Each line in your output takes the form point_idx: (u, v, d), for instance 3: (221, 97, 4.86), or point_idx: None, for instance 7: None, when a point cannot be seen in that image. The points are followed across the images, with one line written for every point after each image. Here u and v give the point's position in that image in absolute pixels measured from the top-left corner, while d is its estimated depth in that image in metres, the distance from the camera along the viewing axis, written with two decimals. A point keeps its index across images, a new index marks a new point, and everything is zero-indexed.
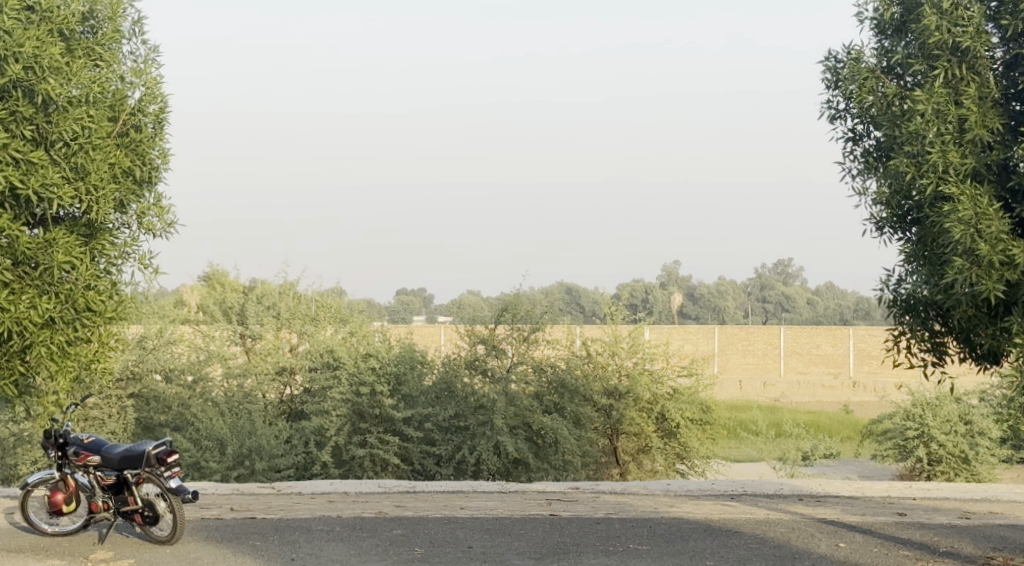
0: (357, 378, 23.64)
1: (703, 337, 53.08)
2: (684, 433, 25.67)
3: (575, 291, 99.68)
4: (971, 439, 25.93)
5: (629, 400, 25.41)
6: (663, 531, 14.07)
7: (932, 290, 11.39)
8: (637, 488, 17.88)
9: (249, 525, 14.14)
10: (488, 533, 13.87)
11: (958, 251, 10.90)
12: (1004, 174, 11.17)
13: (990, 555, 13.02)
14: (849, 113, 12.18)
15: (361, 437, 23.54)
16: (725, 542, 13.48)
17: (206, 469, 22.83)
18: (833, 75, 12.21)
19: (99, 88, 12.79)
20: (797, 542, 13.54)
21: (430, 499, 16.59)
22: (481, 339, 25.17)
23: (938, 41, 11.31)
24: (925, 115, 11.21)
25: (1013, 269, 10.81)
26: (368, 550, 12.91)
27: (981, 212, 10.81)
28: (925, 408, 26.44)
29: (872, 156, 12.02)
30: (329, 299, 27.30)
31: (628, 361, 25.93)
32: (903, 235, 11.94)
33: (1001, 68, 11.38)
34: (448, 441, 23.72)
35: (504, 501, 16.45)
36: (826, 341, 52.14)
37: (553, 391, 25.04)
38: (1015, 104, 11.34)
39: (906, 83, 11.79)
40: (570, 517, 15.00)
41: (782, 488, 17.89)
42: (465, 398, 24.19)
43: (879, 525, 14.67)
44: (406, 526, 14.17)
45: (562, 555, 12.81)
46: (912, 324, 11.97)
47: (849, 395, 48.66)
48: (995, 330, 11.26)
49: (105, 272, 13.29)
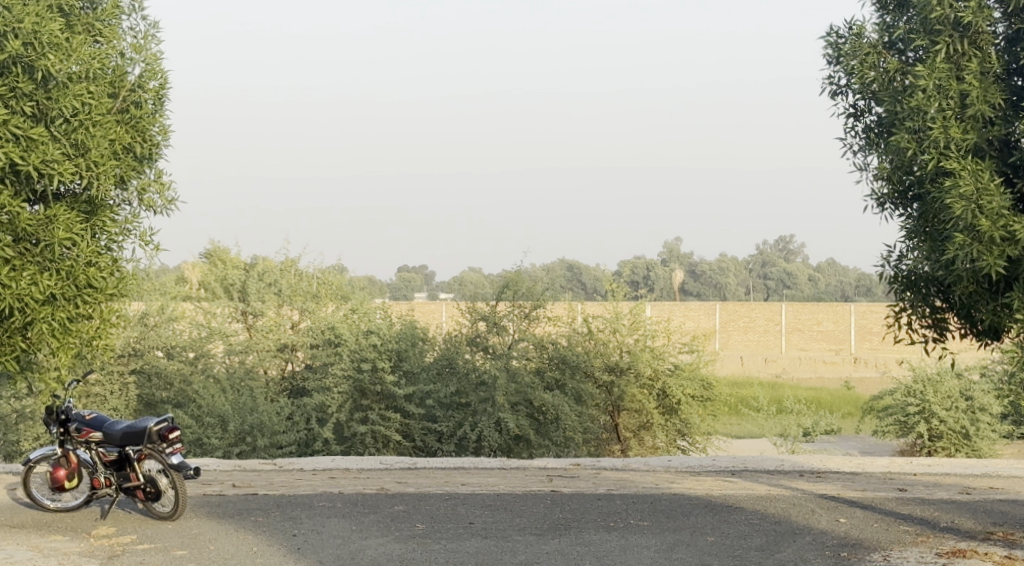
0: (358, 354, 23.71)
1: (704, 314, 53.21)
2: (686, 409, 25.64)
3: (575, 269, 99.26)
4: (971, 415, 25.99)
5: (630, 376, 25.47)
6: (665, 507, 14.12)
7: (932, 266, 11.39)
8: (639, 464, 17.91)
9: (251, 501, 14.18)
10: (489, 509, 13.90)
11: (959, 227, 10.87)
12: (1006, 149, 11.16)
13: (990, 531, 13.04)
14: (850, 88, 12.14)
15: (363, 414, 23.62)
16: (726, 518, 13.53)
17: (208, 446, 23.00)
18: (834, 51, 12.13)
19: (106, 66, 12.78)
20: (799, 518, 13.55)
21: (431, 475, 16.65)
22: (482, 316, 25.31)
23: (939, 16, 11.26)
24: (926, 90, 11.18)
25: (1014, 245, 10.76)
26: (370, 526, 12.96)
27: (983, 187, 10.77)
28: (926, 384, 26.37)
29: (873, 132, 12.00)
30: (330, 277, 27.19)
31: (629, 338, 25.89)
32: (905, 211, 11.94)
33: (1002, 43, 11.33)
34: (449, 417, 23.71)
35: (505, 477, 16.49)
36: (828, 318, 52.13)
37: (554, 366, 25.19)
38: (1017, 79, 11.32)
39: (907, 59, 11.78)
40: (572, 493, 15.01)
41: (782, 464, 17.95)
42: (466, 374, 24.27)
43: (880, 501, 14.72)
44: (408, 502, 14.22)
45: (563, 531, 12.83)
46: (912, 300, 11.97)
47: (850, 370, 48.71)
48: (995, 306, 11.25)
49: (107, 248, 13.30)
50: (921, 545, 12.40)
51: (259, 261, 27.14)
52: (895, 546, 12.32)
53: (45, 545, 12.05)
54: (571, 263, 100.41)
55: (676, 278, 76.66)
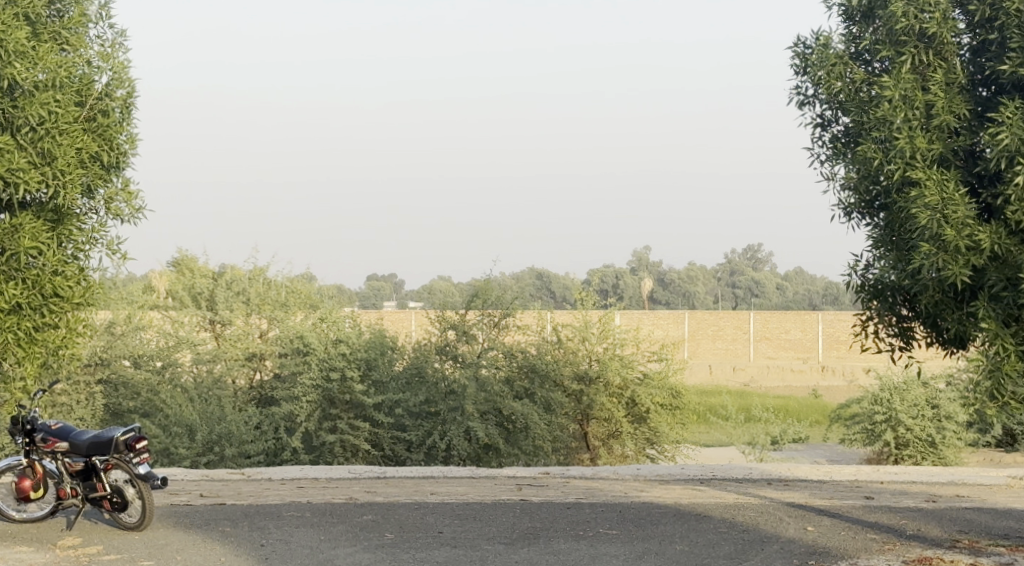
0: (327, 363, 23.53)
1: (674, 323, 53.39)
2: (654, 418, 25.75)
3: (545, 278, 99.42)
4: (938, 424, 26.13)
5: (600, 385, 25.51)
6: (634, 515, 14.15)
7: (899, 275, 11.45)
8: (608, 473, 17.95)
9: (218, 511, 14.12)
10: (458, 518, 13.89)
11: (925, 236, 10.89)
12: (971, 159, 11.25)
13: (956, 538, 13.14)
14: (817, 99, 12.21)
15: (332, 423, 23.43)
16: (695, 526, 13.58)
17: (176, 456, 22.85)
18: (802, 61, 12.21)
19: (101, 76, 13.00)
20: (766, 526, 13.63)
21: (400, 484, 16.63)
22: (452, 325, 25.17)
23: (904, 27, 11.35)
24: (893, 101, 11.23)
25: (979, 254, 10.81)
26: (338, 535, 12.92)
27: (948, 197, 10.81)
28: (893, 392, 26.51)
29: (840, 141, 12.08)
30: (299, 286, 27.08)
31: (598, 346, 26.01)
32: (871, 220, 12.02)
33: (967, 54, 11.44)
34: (418, 426, 23.68)
35: (474, 486, 16.47)
36: (796, 327, 52.41)
37: (524, 375, 25.22)
38: (982, 90, 11.41)
39: (873, 69, 11.87)
40: (541, 501, 15.02)
41: (750, 473, 18.02)
42: (434, 383, 24.27)
43: (847, 509, 14.80)
44: (377, 512, 14.18)
45: (532, 539, 12.83)
46: (879, 309, 12.05)
47: (818, 379, 49.00)
48: (961, 314, 11.31)
49: (73, 257, 13.22)
50: (888, 552, 12.48)
51: (228, 269, 27.07)
52: (862, 553, 12.40)
53: (10, 556, 11.95)
54: (540, 272, 100.53)
55: (647, 284, 76.71)
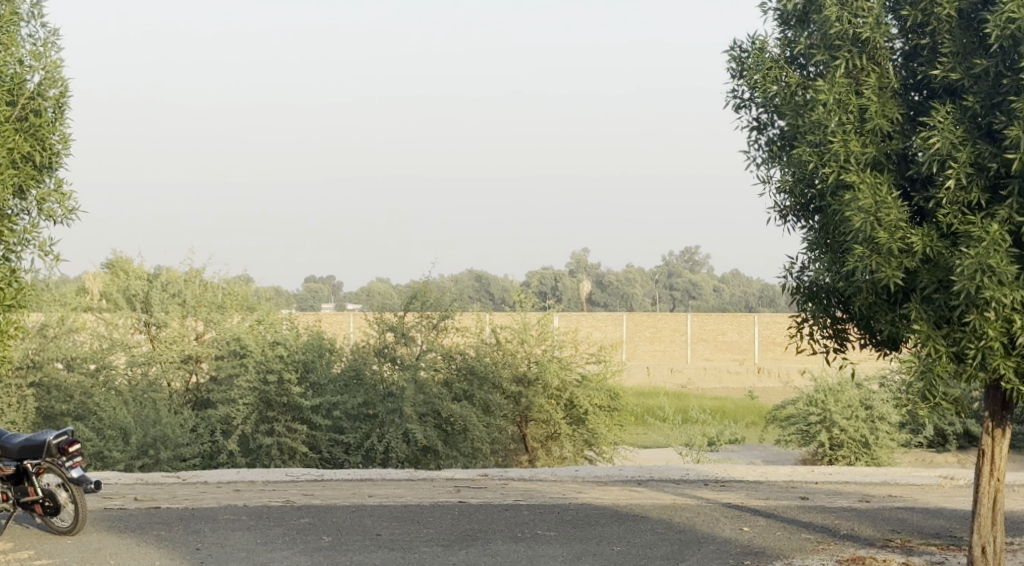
0: (264, 365, 23.31)
1: (612, 325, 53.60)
2: (593, 419, 25.82)
3: (484, 280, 99.43)
4: (871, 424, 26.44)
5: (538, 387, 25.57)
6: (572, 516, 14.19)
7: (834, 278, 11.59)
8: (546, 474, 17.98)
9: (153, 514, 13.97)
10: (396, 520, 13.85)
11: (859, 239, 11.02)
12: (903, 163, 11.40)
13: (889, 538, 13.31)
14: (753, 102, 12.31)
15: (269, 426, 23.24)
16: (632, 527, 13.64)
17: (110, 459, 22.59)
18: (738, 65, 12.30)
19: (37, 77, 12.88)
20: (703, 527, 13.72)
21: (338, 487, 16.56)
22: (390, 327, 25.04)
23: (838, 31, 11.46)
24: (827, 104, 11.31)
25: (911, 256, 10.95)
26: (275, 538, 12.84)
27: (881, 200, 10.94)
28: (828, 394, 26.79)
29: (776, 145, 12.20)
30: (236, 287, 26.79)
31: (537, 348, 26.08)
32: (807, 223, 12.17)
33: (900, 59, 11.61)
34: (356, 428, 23.65)
35: (412, 488, 16.43)
36: (733, 329, 52.81)
37: (462, 377, 25.19)
38: (914, 94, 11.58)
39: (808, 73, 12.00)
40: (479, 503, 15.01)
41: (687, 474, 18.13)
42: (373, 385, 24.20)
43: (782, 509, 14.94)
44: (314, 514, 14.10)
45: (470, 541, 12.83)
46: (814, 311, 12.20)
47: (754, 381, 49.40)
48: (894, 316, 11.45)
49: (4, 259, 13.03)
50: (822, 552, 12.62)
51: (163, 271, 26.73)
52: (797, 553, 12.51)
53: None
54: (479, 274, 100.52)
55: (586, 286, 76.92)
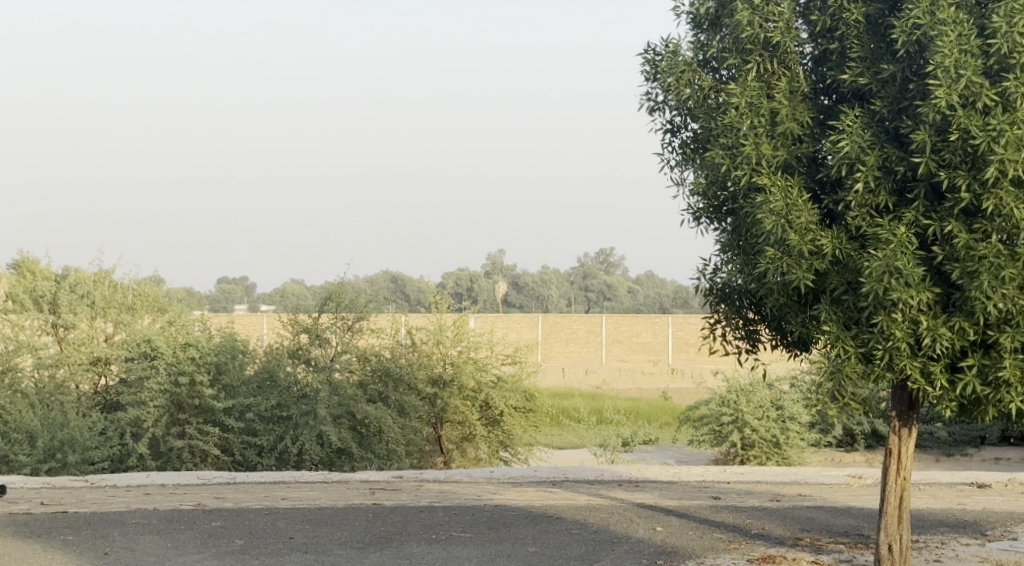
0: (176, 368, 22.99)
1: (527, 326, 53.68)
2: (508, 421, 25.82)
3: (399, 281, 99.09)
4: (781, 425, 26.79)
5: (453, 388, 25.54)
6: (487, 518, 14.17)
7: (746, 279, 11.69)
8: (461, 476, 17.94)
9: (60, 519, 13.69)
10: (309, 523, 13.72)
11: (771, 241, 11.12)
12: (813, 166, 11.53)
13: (798, 536, 13.47)
14: (667, 105, 12.38)
15: (180, 429, 22.96)
16: (547, 528, 13.65)
17: (16, 463, 22.14)
18: (652, 68, 12.38)
19: None
20: (617, 527, 13.78)
21: (250, 490, 16.37)
22: (305, 328, 24.68)
23: (750, 36, 11.59)
24: (739, 108, 11.45)
25: (821, 258, 11.08)
26: (186, 542, 12.64)
27: (792, 203, 11.05)
28: (739, 394, 27.08)
29: (689, 148, 12.29)
30: (146, 288, 26.35)
31: (453, 350, 26.04)
32: (720, 225, 12.26)
33: (809, 63, 11.79)
34: (270, 430, 23.34)
35: (326, 490, 16.30)
36: (647, 330, 53.16)
37: (378, 379, 25.05)
38: (823, 98, 11.73)
39: (720, 76, 12.09)
40: (394, 506, 14.92)
41: (602, 474, 18.20)
42: (287, 387, 23.70)
43: (695, 509, 15.07)
44: (226, 518, 13.92)
45: (385, 543, 12.75)
46: (726, 312, 12.33)
47: (668, 382, 49.79)
48: (804, 317, 11.58)
49: None
50: (734, 551, 12.73)
51: (72, 272, 26.18)
52: (709, 553, 12.61)
53: None
54: (394, 275, 100.14)
55: (501, 287, 76.95)
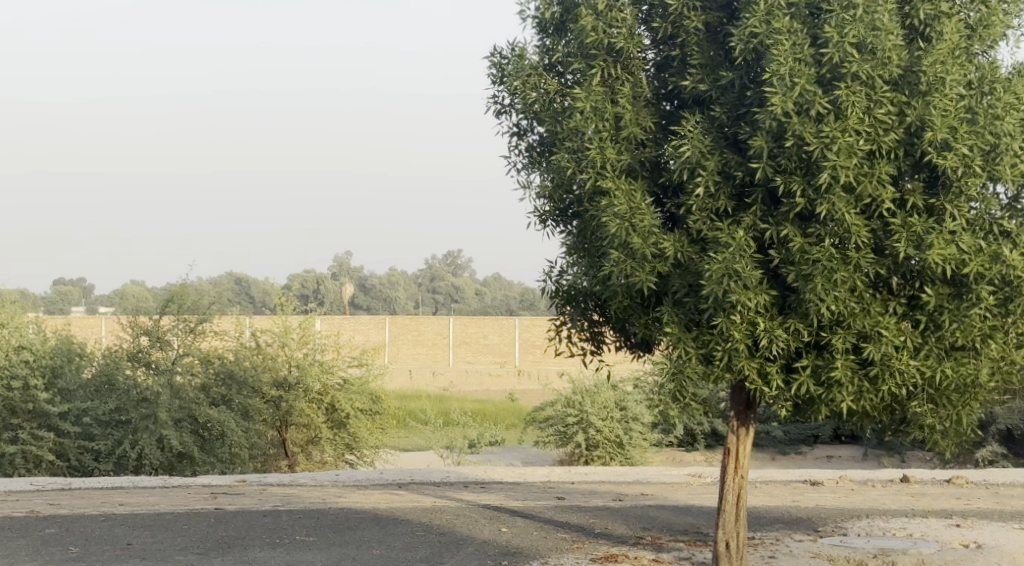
0: (7, 371, 22.44)
1: (374, 328, 53.36)
2: (354, 423, 25.65)
3: (244, 282, 97.57)
4: (625, 425, 27.19)
5: (299, 391, 25.28)
6: (331, 521, 14.05)
7: (591, 282, 11.83)
8: (306, 479, 17.75)
9: None
10: (148, 529, 13.41)
11: (614, 244, 11.26)
12: (656, 170, 11.75)
13: (639, 535, 13.69)
14: (513, 108, 12.45)
15: (12, 434, 22.24)
16: (392, 530, 13.60)
17: None
18: (498, 71, 12.44)
19: None
20: (462, 528, 13.80)
21: (86, 496, 15.91)
22: (145, 330, 23.97)
23: (594, 41, 11.72)
24: (584, 112, 11.53)
25: (663, 261, 11.29)
26: (17, 550, 12.23)
27: (635, 206, 11.21)
28: (584, 395, 27.42)
29: (535, 151, 12.39)
30: None
31: (298, 352, 25.78)
32: (565, 228, 12.38)
33: (652, 69, 11.98)
34: (108, 435, 22.78)
35: (166, 495, 15.95)
36: (494, 332, 53.38)
37: (220, 382, 24.41)
38: (665, 104, 11.96)
39: (565, 81, 12.21)
40: (236, 510, 14.68)
41: (448, 476, 18.22)
42: (126, 390, 23.06)
43: (539, 509, 15.19)
44: (61, 525, 13.51)
45: (226, 549, 12.53)
46: (572, 314, 12.46)
47: (515, 383, 50.08)
48: (647, 319, 11.78)
49: None
50: (578, 550, 12.87)
51: None
52: (552, 552, 12.73)
53: None
54: (239, 276, 98.55)
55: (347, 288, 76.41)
